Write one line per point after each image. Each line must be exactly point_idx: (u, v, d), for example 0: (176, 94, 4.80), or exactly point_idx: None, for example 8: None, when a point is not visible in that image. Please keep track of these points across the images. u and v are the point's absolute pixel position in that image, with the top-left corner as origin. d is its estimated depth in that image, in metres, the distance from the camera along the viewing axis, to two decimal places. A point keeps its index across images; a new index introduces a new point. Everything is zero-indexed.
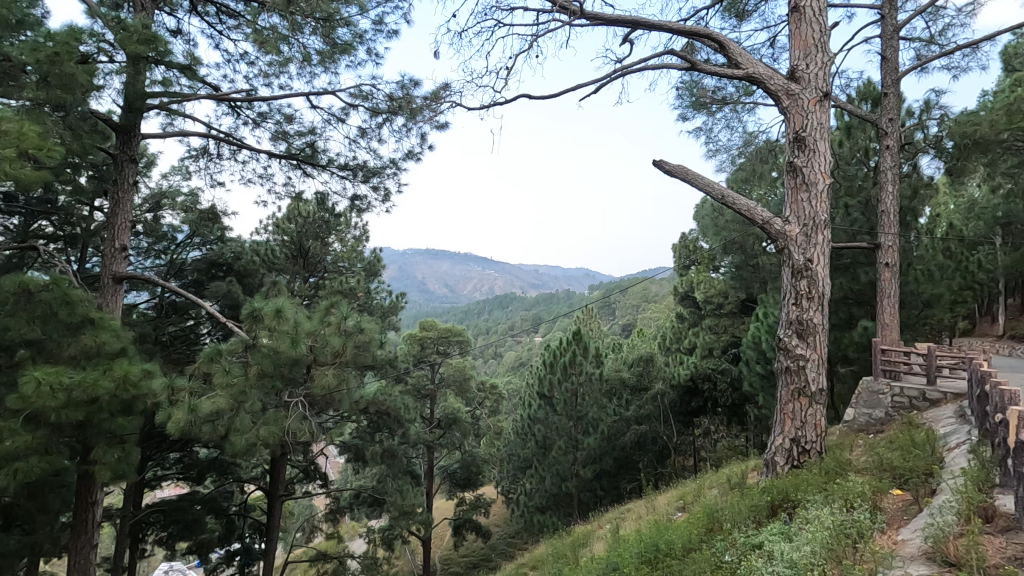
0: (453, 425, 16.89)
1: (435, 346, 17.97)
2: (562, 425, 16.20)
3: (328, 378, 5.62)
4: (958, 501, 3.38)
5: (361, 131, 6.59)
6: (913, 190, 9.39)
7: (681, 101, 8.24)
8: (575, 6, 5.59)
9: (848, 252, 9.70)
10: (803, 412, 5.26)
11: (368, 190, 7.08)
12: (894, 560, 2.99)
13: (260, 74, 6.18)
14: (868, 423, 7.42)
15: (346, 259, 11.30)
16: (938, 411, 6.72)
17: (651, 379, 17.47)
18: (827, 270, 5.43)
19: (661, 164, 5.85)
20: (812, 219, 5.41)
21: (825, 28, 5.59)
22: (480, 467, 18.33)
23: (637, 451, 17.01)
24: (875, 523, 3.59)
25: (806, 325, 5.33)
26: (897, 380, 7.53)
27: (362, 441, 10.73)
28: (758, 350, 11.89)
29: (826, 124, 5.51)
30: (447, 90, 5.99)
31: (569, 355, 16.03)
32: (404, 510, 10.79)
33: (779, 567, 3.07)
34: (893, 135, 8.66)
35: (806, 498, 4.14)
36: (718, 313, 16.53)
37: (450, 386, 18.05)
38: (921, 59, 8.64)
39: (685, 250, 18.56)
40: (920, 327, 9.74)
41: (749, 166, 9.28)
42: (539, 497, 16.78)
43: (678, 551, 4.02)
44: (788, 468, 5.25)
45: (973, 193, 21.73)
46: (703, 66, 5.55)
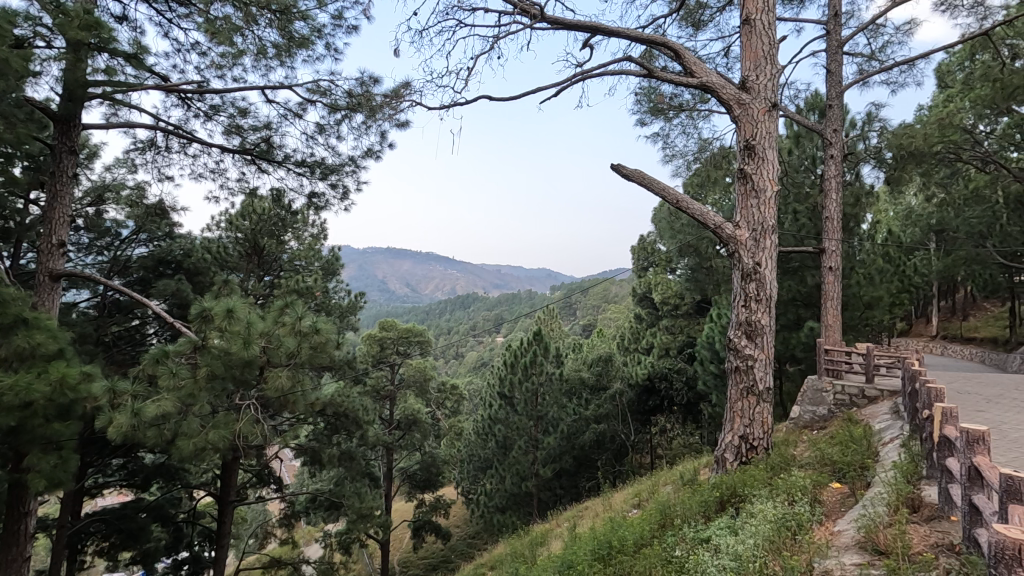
0: (414, 426, 16.73)
1: (395, 346, 17.59)
2: (522, 425, 16.33)
3: (281, 379, 5.61)
4: (889, 493, 3.59)
5: (319, 127, 6.45)
6: (856, 198, 9.87)
7: (639, 106, 8.41)
8: (536, 10, 5.64)
9: (796, 256, 10.18)
10: (751, 410, 5.45)
11: (326, 187, 6.95)
12: (830, 550, 3.16)
13: (212, 65, 5.95)
14: (813, 420, 7.77)
15: (303, 258, 11.11)
16: (875, 408, 7.11)
17: (610, 379, 17.72)
18: (774, 273, 5.66)
19: (618, 168, 5.97)
20: (761, 224, 5.62)
21: (774, 42, 5.81)
22: (440, 468, 18.18)
23: (596, 449, 17.20)
24: (814, 516, 3.76)
25: (754, 326, 5.52)
26: (839, 379, 7.90)
27: (319, 445, 10.37)
28: (712, 350, 12.26)
29: (774, 133, 5.73)
30: (408, 89, 5.96)
31: (530, 356, 16.13)
32: (362, 513, 10.54)
33: (724, 560, 3.18)
34: (838, 145, 9.01)
35: (752, 492, 4.30)
36: (674, 314, 17.09)
37: (410, 387, 17.77)
38: (863, 73, 9.10)
39: (644, 252, 18.94)
40: (862, 328, 10.25)
41: (704, 172, 9.55)
42: (499, 497, 16.71)
43: (630, 548, 4.09)
44: (736, 464, 5.44)
45: (909, 202, 23.13)
46: (660, 73, 5.67)
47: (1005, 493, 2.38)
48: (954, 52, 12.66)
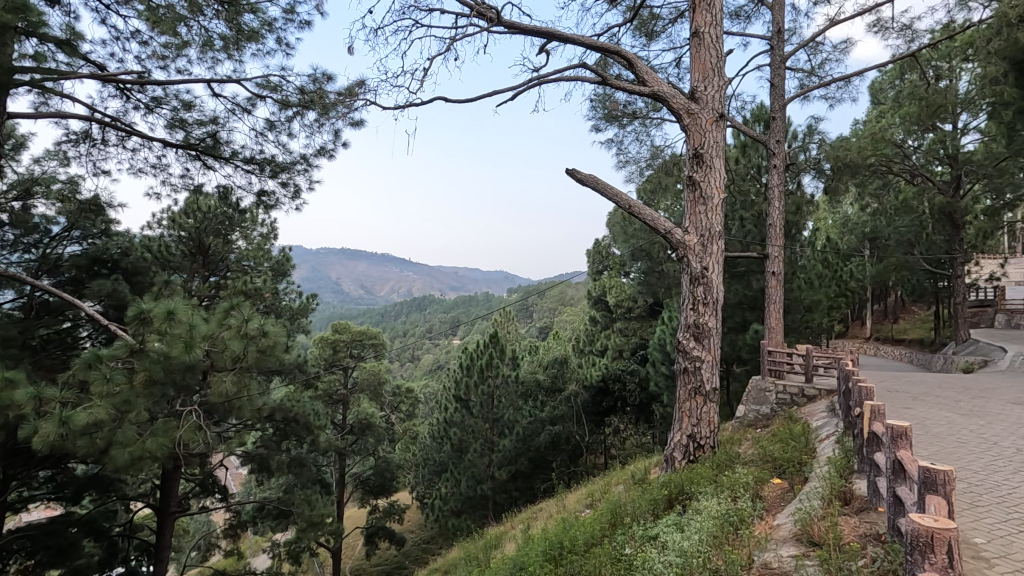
0: (367, 431, 16.39)
1: (349, 349, 17.09)
2: (478, 428, 16.20)
3: (226, 384, 5.55)
4: (823, 488, 3.79)
5: (269, 124, 6.25)
6: (797, 206, 10.36)
7: (594, 112, 8.56)
8: (493, 13, 5.67)
9: (743, 261, 10.59)
10: (699, 410, 5.64)
11: (276, 185, 6.75)
12: (770, 544, 3.30)
13: (153, 54, 5.65)
14: (756, 418, 8.21)
15: (251, 258, 10.79)
16: (814, 406, 7.47)
17: (565, 381, 18.08)
18: (721, 277, 5.87)
19: (573, 173, 6.07)
20: (708, 229, 5.81)
21: (721, 55, 6.04)
22: (394, 472, 17.85)
23: (551, 452, 17.23)
24: (756, 510, 3.93)
25: (701, 328, 5.70)
26: (781, 379, 8.28)
27: (267, 451, 10.00)
28: (663, 351, 12.59)
29: (721, 143, 5.95)
30: (362, 87, 5.93)
31: (486, 358, 16.09)
32: (312, 521, 10.38)
33: (670, 557, 3.26)
34: (781, 155, 9.34)
35: (699, 490, 4.45)
36: (628, 317, 17.32)
37: (364, 391, 17.40)
38: (803, 88, 9.56)
39: (598, 255, 19.23)
40: (802, 330, 10.79)
41: (656, 178, 9.81)
42: (454, 501, 16.43)
43: (581, 547, 4.14)
44: (684, 463, 5.61)
45: (846, 212, 24.46)
46: (614, 81, 5.80)
47: (923, 484, 2.55)
48: (886, 72, 13.51)
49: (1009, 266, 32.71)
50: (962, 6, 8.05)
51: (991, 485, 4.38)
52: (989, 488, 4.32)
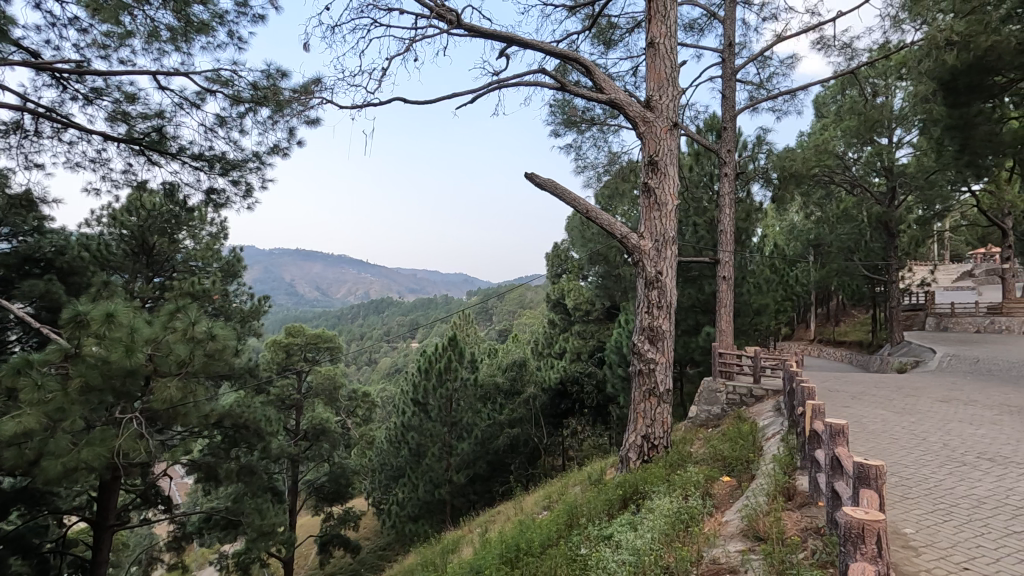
0: (322, 436, 16.00)
1: (303, 353, 16.61)
2: (436, 432, 16.02)
3: (170, 391, 5.32)
4: (769, 484, 3.95)
5: (219, 119, 6.04)
6: (747, 213, 10.76)
7: (553, 117, 8.65)
8: (453, 16, 5.67)
9: (696, 266, 10.92)
10: (653, 411, 5.78)
11: (227, 183, 6.52)
12: (718, 540, 3.42)
13: (94, 43, 5.37)
14: (708, 418, 8.49)
15: (199, 258, 10.39)
16: (761, 406, 7.77)
17: (524, 383, 18.28)
18: (674, 282, 6.02)
19: (532, 176, 6.13)
20: (662, 235, 5.96)
21: (675, 65, 6.22)
22: (350, 478, 17.44)
23: (510, 453, 17.56)
24: (706, 508, 4.06)
25: (656, 331, 5.83)
26: (731, 379, 8.57)
27: (215, 459, 9.61)
28: (620, 353, 12.83)
29: (675, 150, 6.12)
30: (318, 85, 5.94)
31: (445, 361, 15.96)
32: (263, 531, 10.06)
33: (623, 555, 3.32)
34: (731, 164, 9.65)
35: (652, 489, 4.56)
36: (586, 319, 17.12)
37: (318, 395, 16.99)
38: (753, 100, 9.95)
39: (557, 259, 19.39)
40: (751, 333, 11.22)
41: (613, 184, 10.01)
42: (411, 506, 16.16)
43: (537, 549, 4.17)
44: (638, 463, 5.73)
45: (792, 219, 25.57)
46: (572, 87, 5.88)
47: (857, 478, 2.69)
48: (829, 87, 14.19)
49: (939, 273, 34.87)
50: (897, 27, 8.54)
51: (919, 478, 4.67)
52: (918, 481, 4.60)
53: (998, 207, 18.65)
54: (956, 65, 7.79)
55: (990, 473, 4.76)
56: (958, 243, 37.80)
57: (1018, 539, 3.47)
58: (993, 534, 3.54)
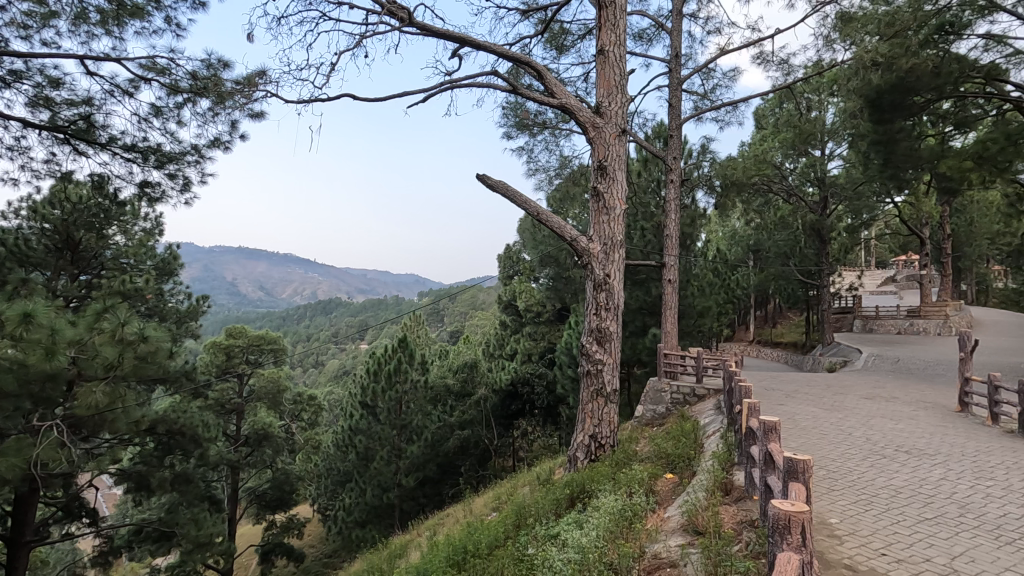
0: (264, 441, 15.32)
1: (245, 355, 15.94)
2: (385, 434, 15.66)
3: (97, 396, 5.02)
4: (707, 480, 4.11)
5: (154, 109, 5.74)
6: (692, 218, 11.15)
7: (506, 119, 8.68)
8: (404, 13, 5.60)
9: (643, 269, 11.22)
10: (600, 411, 5.90)
11: (162, 176, 6.19)
12: (660, 535, 3.52)
13: (13, 22, 4.99)
14: (653, 417, 8.76)
15: (131, 255, 9.80)
16: (702, 405, 8.06)
17: (474, 385, 18.25)
18: (621, 284, 6.16)
19: (483, 178, 6.16)
20: (611, 239, 6.09)
21: (624, 73, 6.37)
22: (294, 484, 16.87)
23: (460, 455, 17.50)
24: (649, 505, 4.17)
25: (603, 333, 5.95)
26: (675, 379, 8.86)
27: (147, 468, 9.09)
28: (570, 354, 13.01)
29: (623, 156, 6.27)
30: (263, 77, 5.76)
31: (395, 363, 15.72)
32: (200, 542, 9.62)
33: (569, 554, 3.36)
34: (677, 172, 9.84)
35: (598, 488, 4.65)
36: (537, 321, 17.39)
37: (261, 399, 16.38)
38: (698, 109, 10.32)
39: (509, 260, 19.47)
40: (695, 334, 11.64)
41: (564, 187, 10.15)
42: (358, 512, 15.61)
43: (483, 551, 4.18)
44: (586, 462, 5.84)
45: (734, 225, 26.69)
46: (524, 91, 5.93)
47: (787, 473, 2.83)
48: (768, 99, 14.91)
49: (864, 278, 37.26)
50: (829, 46, 9.08)
51: (844, 471, 4.97)
52: (843, 473, 4.89)
53: (917, 218, 20.10)
54: (881, 84, 8.39)
55: (907, 465, 5.12)
56: (883, 250, 40.49)
57: (929, 525, 3.75)
58: (908, 521, 3.81)
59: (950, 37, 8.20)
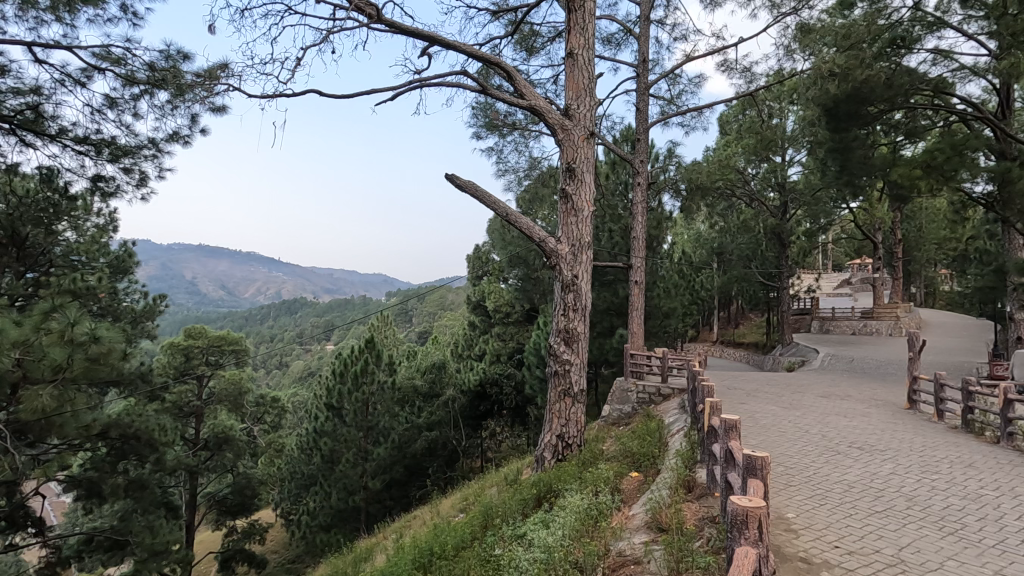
0: (225, 445, 14.88)
1: (205, 356, 15.47)
2: (351, 437, 15.43)
3: (43, 400, 4.78)
4: (671, 478, 4.19)
5: (109, 101, 5.52)
6: (658, 221, 11.35)
7: (476, 119, 8.67)
8: (373, 10, 5.54)
9: (611, 271, 11.37)
10: (567, 410, 5.94)
11: (117, 170, 5.96)
12: (625, 533, 3.58)
13: None
14: (619, 416, 8.88)
15: (82, 252, 9.43)
16: (667, 404, 8.21)
17: (442, 386, 18.28)
18: (589, 285, 6.23)
19: (452, 177, 6.14)
20: (578, 240, 6.14)
21: (593, 77, 6.45)
22: (256, 489, 16.44)
23: (427, 457, 17.36)
24: (615, 503, 4.23)
25: (571, 333, 6.00)
26: (641, 379, 9.00)
27: (98, 474, 8.72)
28: (538, 355, 13.08)
29: (591, 158, 6.33)
30: (225, 70, 5.61)
31: (361, 364, 15.51)
32: (155, 550, 9.25)
33: (536, 553, 3.37)
34: (644, 174, 9.98)
35: (564, 487, 4.69)
36: (506, 322, 17.44)
37: (222, 402, 15.92)
38: (665, 114, 10.52)
39: (478, 261, 19.45)
40: (660, 334, 11.85)
41: (533, 188, 10.20)
42: (322, 516, 15.33)
43: (449, 552, 4.17)
44: (553, 462, 5.88)
45: (699, 228, 27.30)
46: (493, 91, 5.93)
47: (746, 470, 2.91)
48: (732, 106, 15.31)
49: (822, 281, 38.60)
50: (789, 56, 9.37)
51: (801, 467, 5.14)
52: (800, 469, 5.06)
53: (871, 223, 20.94)
54: (837, 94, 8.70)
55: (859, 460, 5.34)
56: (840, 254, 42.02)
57: (878, 517, 3.92)
58: (859, 514, 3.98)
59: (901, 50, 8.72)
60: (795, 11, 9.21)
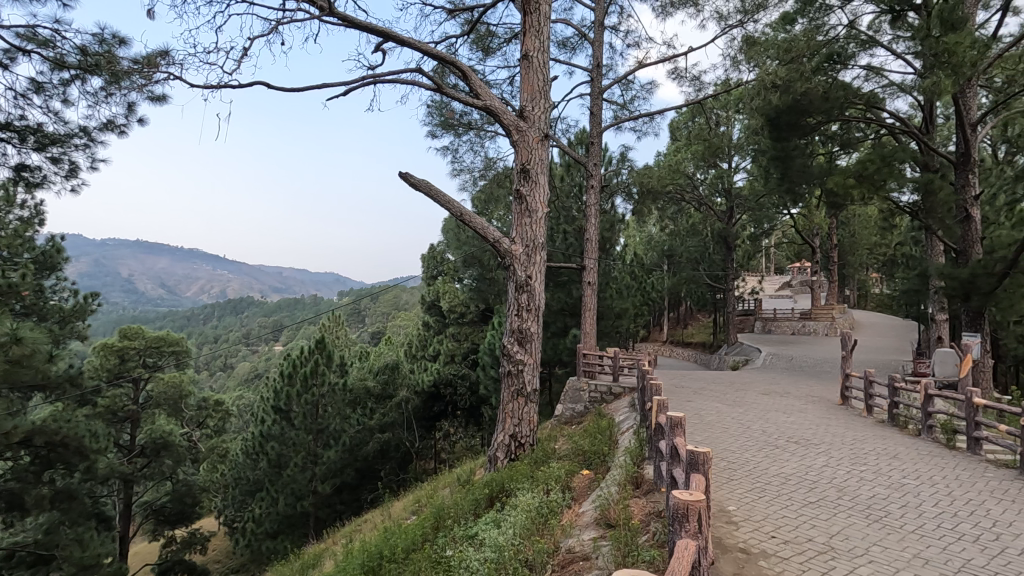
0: (163, 451, 14.14)
1: (142, 358, 14.67)
2: (300, 440, 14.99)
3: None
4: (619, 476, 4.29)
5: (34, 86, 5.18)
6: (611, 223, 11.58)
7: (431, 118, 8.59)
8: (325, 3, 5.42)
9: (565, 272, 11.52)
10: (520, 410, 5.98)
11: (44, 160, 5.60)
12: (575, 530, 3.64)
13: None
14: (572, 415, 9.00)
15: (4, 247, 8.64)
16: (618, 402, 8.38)
17: (396, 387, 17.95)
18: (542, 285, 6.28)
19: (406, 176, 6.10)
20: (532, 241, 6.19)
21: (547, 79, 6.51)
22: (197, 496, 15.73)
23: (379, 459, 17.14)
24: (566, 501, 4.29)
25: (524, 334, 6.03)
26: (593, 378, 9.14)
27: (20, 485, 8.13)
28: (493, 355, 13.10)
29: (545, 160, 6.39)
30: (166, 58, 5.37)
31: (311, 365, 15.10)
32: (85, 564, 8.70)
33: (486, 553, 3.37)
34: (598, 177, 10.14)
35: (516, 486, 4.73)
36: (460, 322, 17.36)
37: (161, 406, 15.15)
38: (618, 118, 10.73)
39: (433, 260, 19.27)
40: (613, 334, 12.09)
41: (489, 189, 10.20)
42: (268, 522, 14.79)
43: (400, 555, 4.12)
44: (506, 462, 5.91)
45: (650, 231, 28.00)
46: (448, 90, 5.91)
47: (689, 464, 3.00)
48: (681, 113, 15.81)
49: (765, 283, 40.32)
50: (736, 67, 9.75)
51: (742, 461, 5.36)
52: (741, 464, 5.28)
53: (810, 229, 22.05)
54: (779, 104, 9.11)
55: (795, 454, 5.61)
56: (781, 256, 44.03)
57: (812, 507, 4.14)
58: (795, 505, 4.18)
59: (837, 66, 9.18)
60: (741, 23, 9.59)
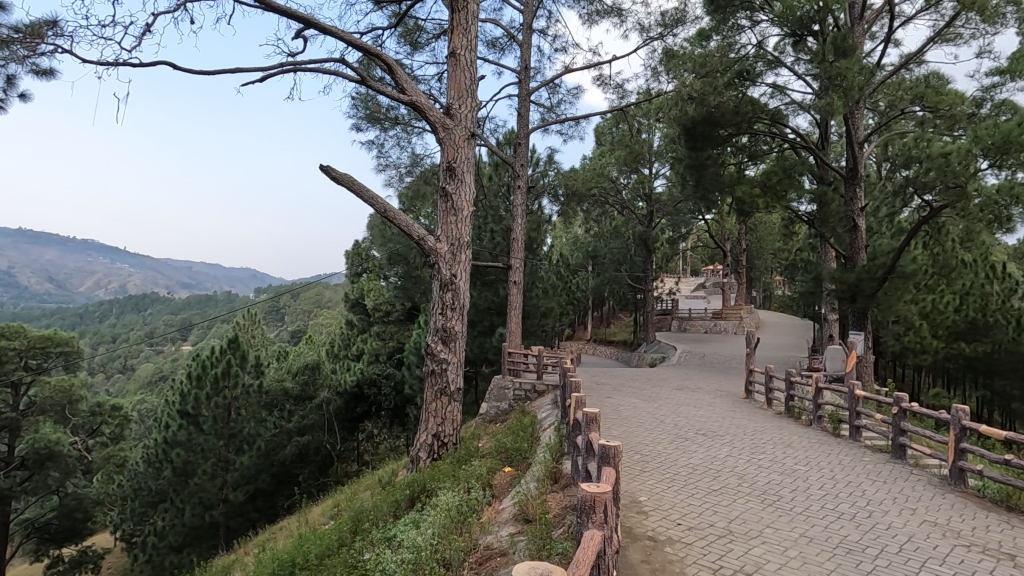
0: (48, 462, 12.95)
1: (23, 359, 13.21)
2: (209, 445, 14.09)
3: None
4: (538, 472, 4.38)
5: None
6: (537, 224, 11.75)
7: (355, 110, 8.35)
8: None
9: (492, 271, 11.57)
10: (443, 409, 5.95)
11: None
12: (493, 527, 3.68)
13: None
14: (496, 413, 9.06)
15: None
16: (541, 400, 8.52)
17: (316, 388, 17.29)
18: (467, 285, 6.28)
19: (327, 169, 5.92)
20: (457, 239, 6.16)
21: (475, 78, 6.49)
22: (88, 511, 14.40)
23: (298, 463, 16.47)
24: (486, 498, 4.34)
25: (448, 333, 6.01)
26: (517, 376, 9.25)
27: None
28: (418, 354, 12.92)
29: (471, 159, 6.38)
30: (54, 29, 4.90)
31: (223, 365, 14.24)
32: None
33: (403, 554, 3.34)
34: (525, 178, 10.23)
35: (438, 485, 4.71)
36: (385, 320, 16.99)
37: (46, 412, 13.71)
38: (545, 120, 10.91)
39: (357, 257, 18.68)
40: (538, 332, 12.28)
41: (415, 186, 10.06)
42: (172, 535, 13.69)
43: (314, 561, 3.99)
44: (428, 462, 5.86)
45: (576, 232, 28.73)
46: (373, 83, 5.76)
47: (601, 458, 3.11)
48: (606, 118, 16.33)
49: (682, 283, 42.51)
50: (656, 77, 10.20)
51: (654, 454, 5.62)
52: (654, 456, 5.53)
53: (722, 233, 23.46)
54: (694, 115, 9.62)
55: (703, 446, 5.97)
56: (696, 257, 46.61)
57: (715, 495, 4.42)
58: (700, 493, 4.45)
59: (746, 83, 9.83)
60: (661, 36, 10.04)
